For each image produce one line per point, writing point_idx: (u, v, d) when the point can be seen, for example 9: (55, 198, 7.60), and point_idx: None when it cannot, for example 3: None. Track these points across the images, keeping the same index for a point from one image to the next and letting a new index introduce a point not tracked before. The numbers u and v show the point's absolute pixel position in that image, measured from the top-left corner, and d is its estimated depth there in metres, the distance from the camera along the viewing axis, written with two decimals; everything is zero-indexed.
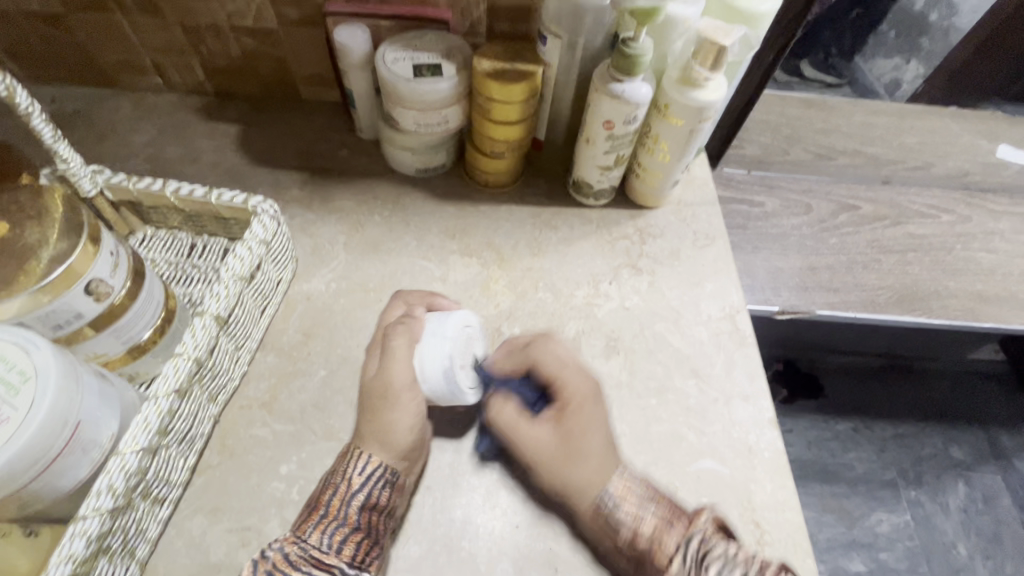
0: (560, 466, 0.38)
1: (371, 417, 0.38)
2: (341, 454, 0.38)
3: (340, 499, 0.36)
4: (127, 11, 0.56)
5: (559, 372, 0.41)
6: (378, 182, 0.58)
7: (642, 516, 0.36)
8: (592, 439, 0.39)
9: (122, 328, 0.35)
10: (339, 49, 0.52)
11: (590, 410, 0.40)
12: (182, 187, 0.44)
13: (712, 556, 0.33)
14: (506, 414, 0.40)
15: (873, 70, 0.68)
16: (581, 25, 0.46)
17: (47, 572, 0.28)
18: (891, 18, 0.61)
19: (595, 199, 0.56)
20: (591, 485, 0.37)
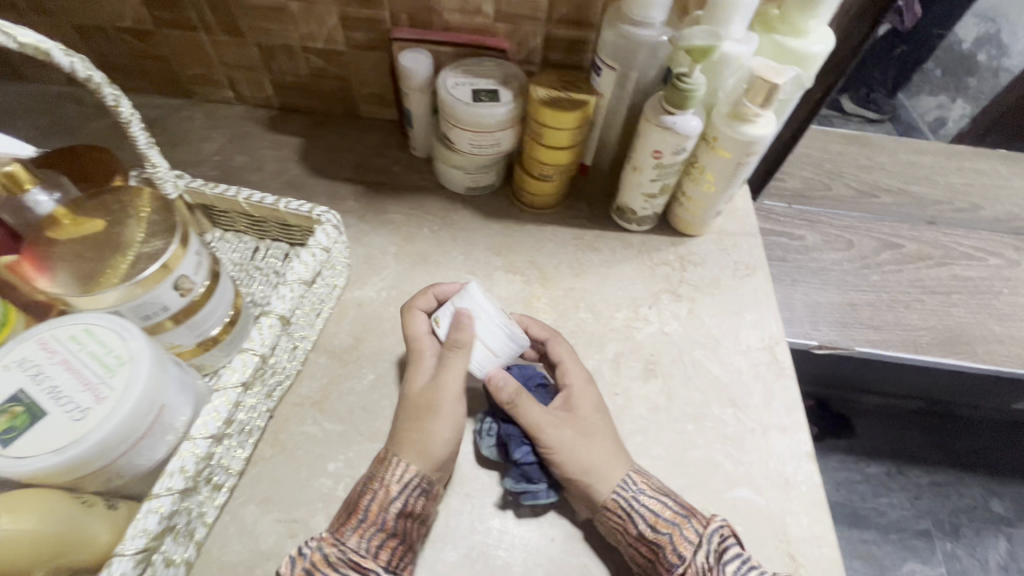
0: (579, 438, 0.41)
1: (419, 424, 0.39)
2: (379, 460, 0.39)
3: (378, 505, 0.37)
4: (210, 30, 0.61)
5: (565, 359, 0.45)
6: (429, 198, 0.60)
7: (661, 504, 0.38)
8: (599, 418, 0.42)
9: (197, 322, 0.38)
10: (403, 73, 0.55)
11: (590, 395, 0.44)
12: (254, 194, 0.47)
13: (729, 554, 0.36)
14: (530, 414, 0.41)
15: (917, 107, 0.67)
16: (636, 59, 0.48)
17: (124, 545, 0.30)
18: (938, 56, 0.62)
19: (638, 224, 0.57)
20: (611, 466, 0.40)
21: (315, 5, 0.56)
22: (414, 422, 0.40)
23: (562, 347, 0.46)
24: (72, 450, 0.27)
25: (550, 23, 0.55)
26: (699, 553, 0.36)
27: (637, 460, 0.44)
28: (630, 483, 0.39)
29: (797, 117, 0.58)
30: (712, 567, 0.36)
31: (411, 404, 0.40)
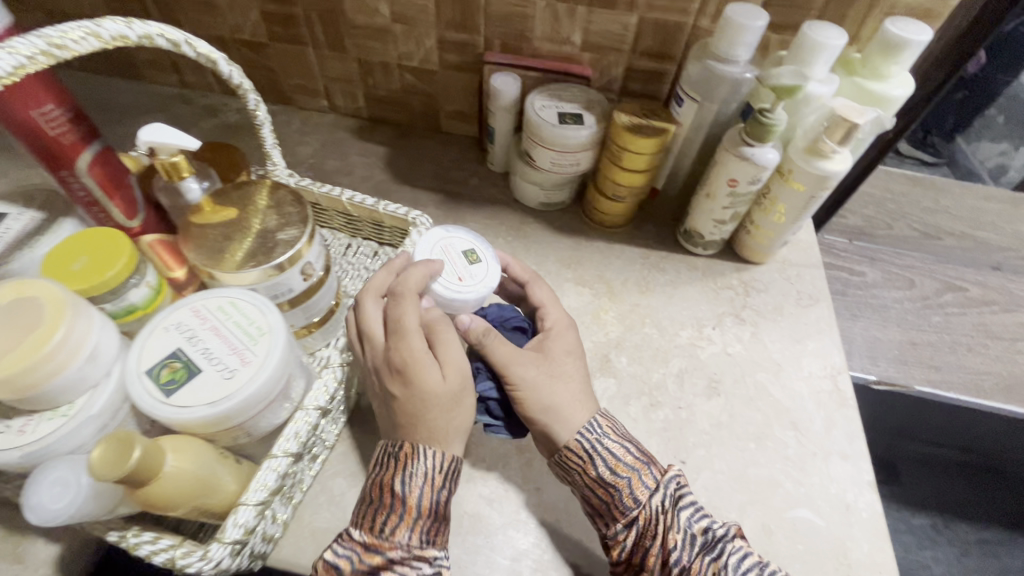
0: (546, 378, 0.42)
1: (438, 413, 0.37)
2: (406, 455, 0.36)
3: (424, 499, 0.36)
4: (317, 46, 0.67)
5: (547, 302, 0.47)
6: (503, 210, 0.64)
7: (624, 449, 0.40)
8: (573, 362, 0.44)
9: (310, 306, 0.42)
10: (493, 93, 0.60)
11: (566, 335, 0.45)
12: (356, 196, 0.52)
13: (684, 500, 0.38)
14: (499, 350, 0.42)
15: (976, 153, 0.75)
16: (718, 93, 0.51)
17: (249, 495, 0.33)
18: (1003, 104, 0.67)
19: (703, 248, 0.59)
20: (581, 408, 0.41)
21: (417, 28, 0.61)
22: (430, 412, 0.37)
23: (541, 288, 0.49)
24: (223, 404, 0.32)
25: (633, 54, 0.58)
26: (655, 496, 0.38)
27: (698, 472, 0.45)
28: (596, 426, 0.40)
29: (868, 156, 0.60)
30: (667, 510, 0.38)
31: (419, 391, 0.37)
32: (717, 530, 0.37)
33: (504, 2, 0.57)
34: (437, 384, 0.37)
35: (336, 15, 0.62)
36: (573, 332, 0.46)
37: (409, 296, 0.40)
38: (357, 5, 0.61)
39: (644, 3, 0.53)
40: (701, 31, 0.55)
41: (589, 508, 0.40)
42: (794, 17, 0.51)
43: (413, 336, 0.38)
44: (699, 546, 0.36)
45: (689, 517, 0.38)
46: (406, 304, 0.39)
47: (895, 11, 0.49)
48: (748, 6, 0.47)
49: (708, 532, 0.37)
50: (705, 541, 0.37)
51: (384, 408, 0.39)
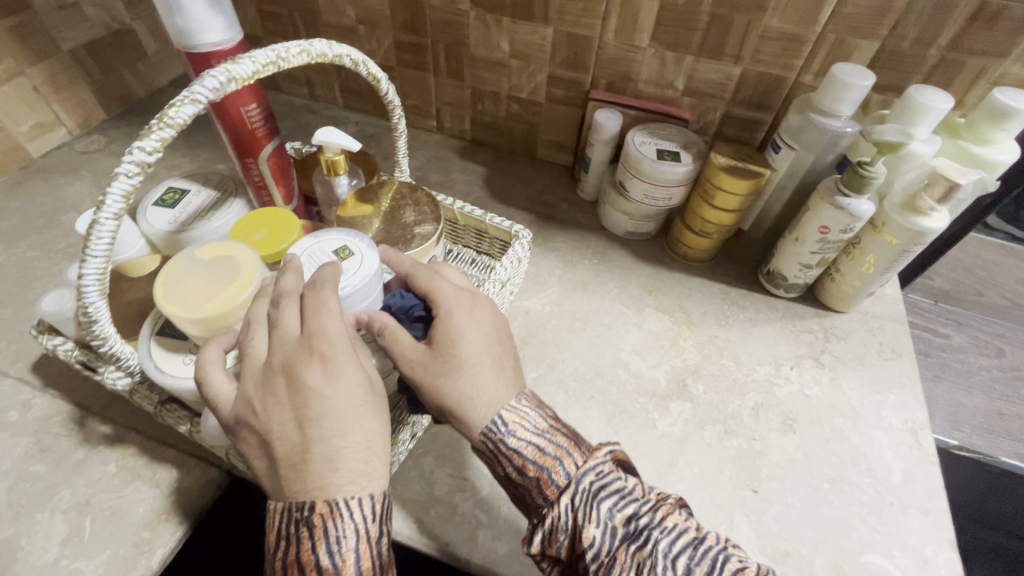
0: (434, 382, 0.37)
1: (359, 417, 0.32)
2: (324, 514, 0.30)
3: (355, 559, 0.30)
4: (438, 73, 0.75)
5: (432, 283, 0.40)
6: (590, 235, 0.68)
7: (532, 446, 0.37)
8: (465, 347, 0.38)
9: None
10: (595, 127, 0.65)
11: (456, 317, 0.39)
12: (465, 206, 0.58)
13: (607, 490, 0.35)
14: (400, 347, 0.38)
15: None
16: (816, 144, 0.54)
17: None
18: None
19: (785, 290, 0.61)
20: (487, 405, 0.37)
21: (531, 64, 0.68)
22: (355, 414, 0.32)
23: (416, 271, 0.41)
24: None
25: (732, 102, 0.62)
26: (565, 494, 0.35)
27: (770, 503, 0.46)
28: (500, 423, 0.37)
29: (962, 220, 0.61)
30: (585, 507, 0.35)
31: (342, 389, 0.32)
32: (641, 518, 0.34)
33: (616, 46, 0.62)
34: (356, 384, 0.32)
35: (460, 47, 0.70)
36: (464, 310, 0.39)
37: (330, 286, 0.36)
38: (481, 41, 0.68)
39: (750, 56, 0.58)
40: (802, 86, 0.58)
41: (514, 500, 0.39)
42: (897, 80, 0.54)
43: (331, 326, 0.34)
44: (620, 538, 0.34)
45: (613, 507, 0.35)
46: (327, 291, 0.35)
47: (1003, 81, 0.51)
48: (855, 67, 0.50)
49: (630, 522, 0.34)
50: (627, 531, 0.34)
51: (286, 415, 0.31)
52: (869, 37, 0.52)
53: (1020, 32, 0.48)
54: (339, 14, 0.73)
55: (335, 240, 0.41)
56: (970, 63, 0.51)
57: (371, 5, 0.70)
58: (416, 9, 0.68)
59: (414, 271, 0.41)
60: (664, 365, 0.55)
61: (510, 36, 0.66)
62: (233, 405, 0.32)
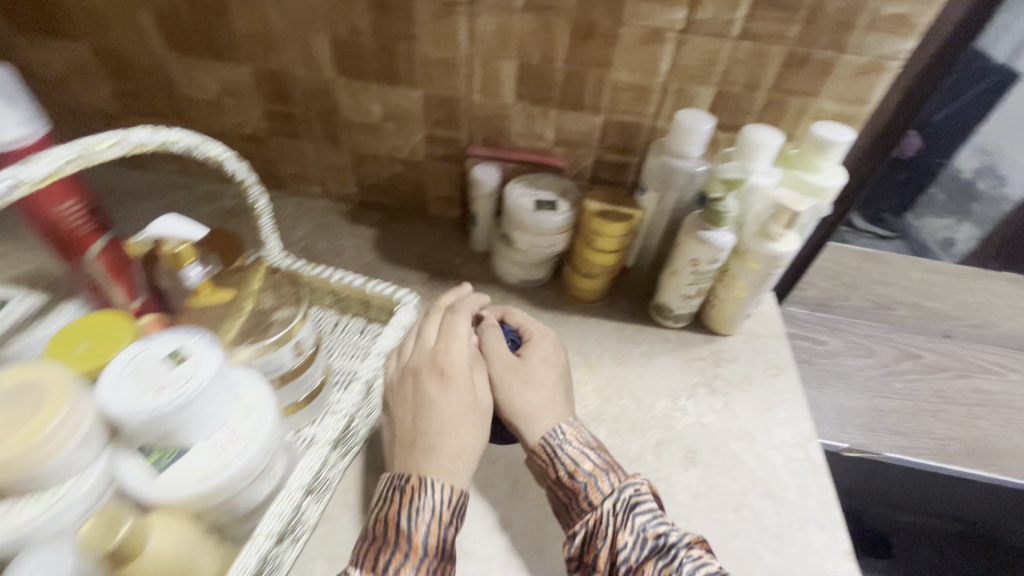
0: (507, 391, 0.48)
1: (469, 426, 0.44)
2: (409, 489, 0.40)
3: (427, 531, 0.39)
4: (314, 140, 0.73)
5: (526, 321, 0.55)
6: (485, 288, 0.68)
7: (582, 457, 0.45)
8: (544, 369, 0.50)
9: (300, 383, 0.44)
10: (474, 183, 0.65)
11: (546, 344, 0.53)
12: (345, 276, 0.55)
13: (640, 506, 0.42)
14: (495, 362, 0.50)
15: (925, 227, 0.72)
16: (675, 184, 0.57)
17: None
18: (941, 182, 0.67)
19: (674, 320, 0.63)
20: (546, 416, 0.48)
21: (407, 126, 0.68)
22: (453, 423, 0.44)
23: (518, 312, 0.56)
24: (212, 480, 0.32)
25: (600, 149, 0.65)
26: (606, 501, 0.42)
27: None
28: (559, 432, 0.46)
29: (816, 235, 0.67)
30: (621, 514, 0.42)
31: (460, 403, 0.45)
32: (670, 538, 0.41)
33: (485, 104, 0.64)
34: (463, 401, 0.45)
35: (333, 114, 0.69)
36: (548, 342, 0.53)
37: (462, 315, 0.50)
38: (353, 107, 0.67)
39: (608, 107, 0.61)
40: (658, 130, 0.62)
41: (557, 504, 0.46)
42: (736, 120, 0.59)
43: (457, 349, 0.47)
44: (649, 549, 0.40)
45: (645, 521, 0.41)
46: (459, 316, 0.50)
47: (821, 115, 0.57)
48: (696, 112, 0.54)
49: (660, 538, 0.40)
50: (656, 545, 0.40)
51: (407, 410, 0.45)
52: (705, 84, 0.57)
53: (825, 74, 0.54)
54: (201, 88, 0.70)
55: (166, 342, 0.34)
56: (792, 102, 0.57)
57: (234, 78, 0.68)
58: (282, 79, 0.66)
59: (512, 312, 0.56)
60: None
61: (381, 101, 0.66)
62: (394, 375, 0.48)
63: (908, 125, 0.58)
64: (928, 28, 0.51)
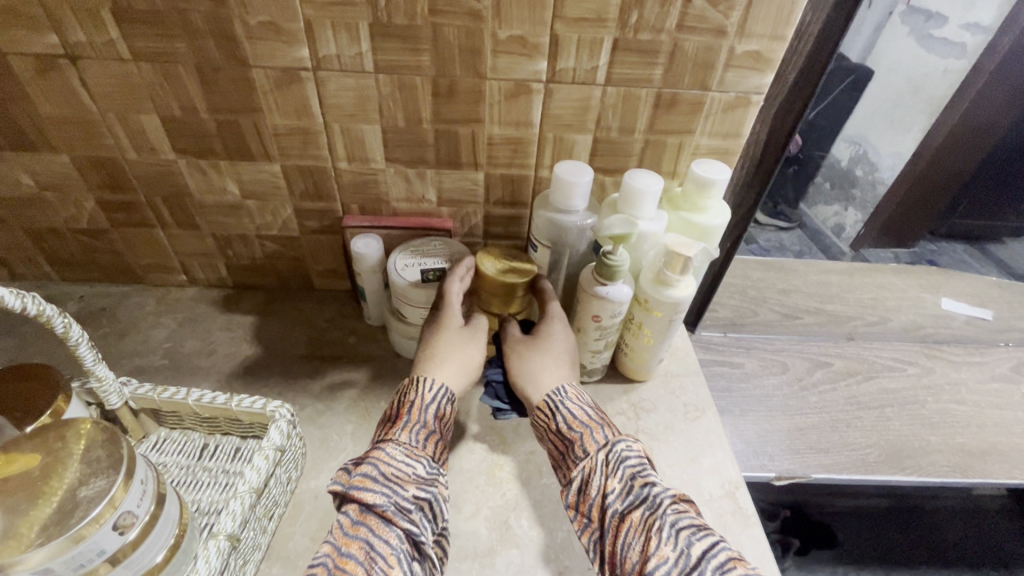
0: (515, 351, 0.52)
1: (473, 363, 0.50)
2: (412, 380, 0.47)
3: (418, 408, 0.44)
4: (166, 226, 0.63)
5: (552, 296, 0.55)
6: (385, 368, 0.61)
7: (580, 411, 0.46)
8: (556, 339, 0.52)
9: (135, 561, 0.35)
10: (355, 257, 0.59)
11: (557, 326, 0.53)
12: (204, 394, 0.47)
13: (629, 459, 0.42)
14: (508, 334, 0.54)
15: (818, 215, 0.76)
16: (566, 238, 0.54)
17: None
18: (824, 172, 0.69)
19: (588, 376, 0.59)
20: (548, 381, 0.49)
21: (271, 201, 0.61)
22: (453, 349, 0.50)
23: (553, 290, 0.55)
24: None
25: (488, 204, 0.61)
26: (599, 452, 0.43)
27: None
28: (562, 391, 0.48)
29: (716, 264, 0.66)
30: (609, 467, 0.42)
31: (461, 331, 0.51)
32: (655, 488, 0.40)
33: (354, 171, 0.58)
34: (456, 333, 0.51)
35: (182, 197, 0.60)
36: (561, 324, 0.53)
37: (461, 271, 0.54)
38: (204, 187, 0.59)
39: (487, 162, 0.57)
40: (543, 180, 0.59)
41: (555, 459, 0.46)
42: (619, 163, 0.57)
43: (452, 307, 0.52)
44: (634, 497, 0.40)
45: (632, 471, 0.41)
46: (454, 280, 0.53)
47: (699, 151, 0.57)
48: (574, 164, 0.52)
49: (645, 487, 0.40)
50: (642, 494, 0.40)
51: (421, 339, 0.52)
52: (582, 131, 0.55)
53: (696, 112, 0.54)
54: (10, 184, 0.58)
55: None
56: (669, 141, 0.56)
57: (51, 168, 0.57)
58: (111, 166, 0.57)
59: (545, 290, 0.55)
60: (482, 512, 0.49)
61: (235, 178, 0.58)
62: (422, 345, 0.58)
63: (781, 154, 0.57)
64: (782, 59, 0.51)
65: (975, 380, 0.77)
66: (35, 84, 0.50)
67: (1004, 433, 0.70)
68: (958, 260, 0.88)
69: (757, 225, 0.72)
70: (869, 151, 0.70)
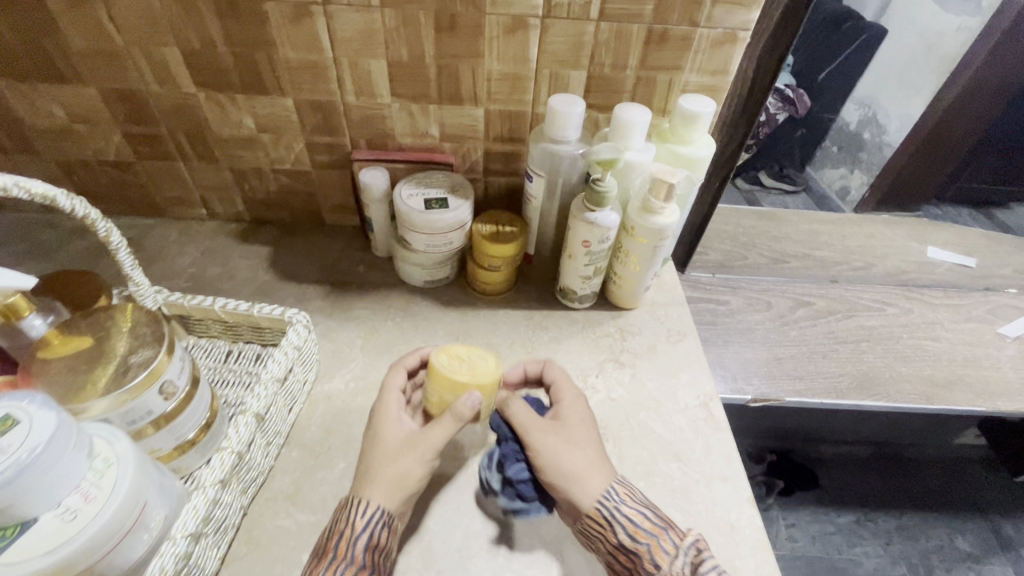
0: (546, 440, 0.45)
1: (419, 467, 0.42)
2: (342, 503, 0.41)
3: (346, 542, 0.39)
4: (188, 160, 0.68)
5: (558, 379, 0.51)
6: (390, 293, 0.66)
7: (641, 515, 0.41)
8: (586, 432, 0.46)
9: (177, 426, 0.41)
10: (363, 187, 0.63)
11: (580, 406, 0.49)
12: (228, 302, 0.52)
13: (706, 564, 0.39)
14: (522, 415, 0.46)
15: (824, 178, 0.86)
16: (559, 168, 0.58)
17: None
18: (832, 135, 0.79)
19: (580, 302, 0.64)
20: (595, 479, 0.43)
21: (284, 135, 0.65)
22: (394, 454, 0.42)
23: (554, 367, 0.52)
24: (64, 549, 0.30)
25: (488, 140, 0.65)
26: (676, 563, 0.39)
27: None
28: (613, 493, 0.42)
29: (702, 205, 0.70)
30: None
31: (407, 440, 0.43)
32: None
33: (361, 107, 0.62)
34: (400, 438, 0.44)
35: (202, 130, 0.64)
36: (582, 402, 0.49)
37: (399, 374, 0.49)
38: (222, 121, 0.63)
39: (486, 98, 0.61)
40: (540, 117, 0.62)
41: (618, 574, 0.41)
42: (612, 100, 0.60)
43: (388, 409, 0.46)
44: None
45: None
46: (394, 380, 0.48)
47: (688, 88, 0.59)
48: (567, 96, 0.55)
49: None
50: None
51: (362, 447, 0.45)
52: (576, 67, 0.58)
53: (685, 48, 0.56)
54: (43, 115, 0.63)
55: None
56: (660, 77, 0.59)
57: (80, 101, 0.61)
58: (136, 99, 0.61)
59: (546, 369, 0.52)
60: None
61: (251, 112, 0.62)
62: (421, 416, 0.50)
63: (768, 91, 0.59)
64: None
65: (951, 320, 0.81)
66: (67, 17, 0.54)
67: (971, 366, 0.75)
68: (938, 212, 0.93)
69: (763, 188, 0.82)
70: (878, 112, 0.79)
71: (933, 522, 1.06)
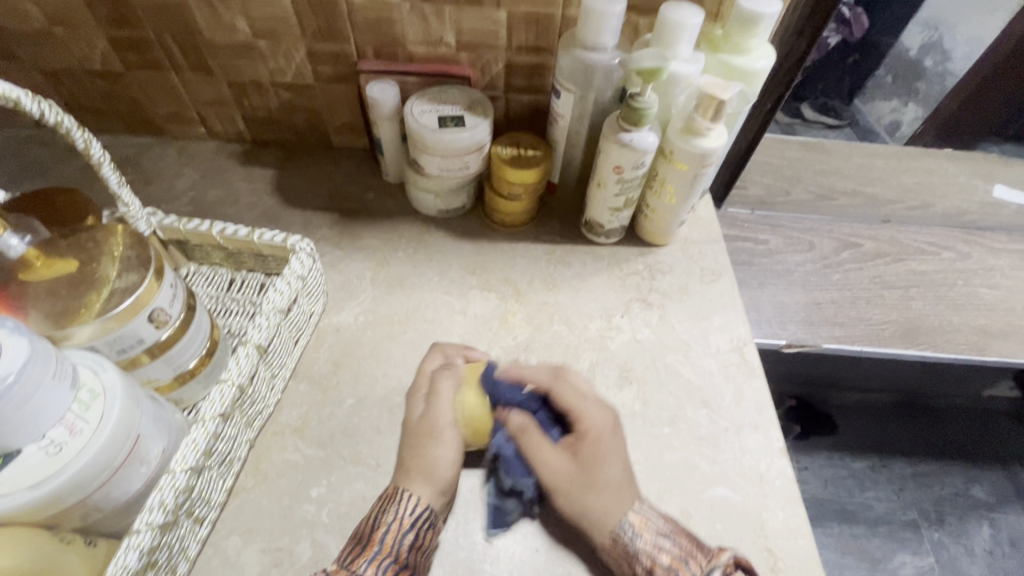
0: (580, 491, 0.40)
1: (453, 468, 0.41)
2: (387, 496, 0.39)
3: (392, 536, 0.37)
4: (180, 70, 0.61)
5: (577, 404, 0.43)
6: (401, 222, 0.62)
7: (659, 548, 0.37)
8: (610, 468, 0.41)
9: (173, 356, 0.38)
10: (371, 102, 0.57)
11: (607, 441, 0.42)
12: (227, 227, 0.48)
13: None
14: (531, 435, 0.42)
15: (874, 111, 0.79)
16: (592, 81, 0.50)
17: (117, 558, 0.30)
18: (888, 63, 0.72)
19: (606, 237, 0.59)
20: (611, 511, 0.39)
21: (282, 41, 0.57)
22: (445, 427, 0.42)
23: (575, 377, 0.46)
24: (48, 484, 0.28)
25: (510, 50, 0.57)
26: None
27: None
28: (626, 526, 0.38)
29: (746, 135, 0.62)
30: None
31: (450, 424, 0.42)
32: None
33: (368, 8, 0.54)
34: (420, 439, 0.41)
35: (192, 36, 0.58)
36: (610, 434, 0.43)
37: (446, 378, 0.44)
38: (213, 24, 0.56)
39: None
40: (570, 21, 0.54)
41: None
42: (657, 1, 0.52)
43: (446, 398, 0.42)
44: None
45: None
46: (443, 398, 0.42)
47: None
48: None
49: None
50: None
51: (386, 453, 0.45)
52: None
53: None
54: (19, 15, 0.56)
55: None
56: None
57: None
58: None
59: (557, 390, 0.44)
60: (494, 351, 0.52)
61: (244, 13, 0.55)
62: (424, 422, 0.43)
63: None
64: None
65: (1012, 267, 0.74)
66: None
67: None
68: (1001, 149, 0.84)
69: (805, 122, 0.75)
70: (944, 36, 0.72)
71: (951, 469, 1.03)
